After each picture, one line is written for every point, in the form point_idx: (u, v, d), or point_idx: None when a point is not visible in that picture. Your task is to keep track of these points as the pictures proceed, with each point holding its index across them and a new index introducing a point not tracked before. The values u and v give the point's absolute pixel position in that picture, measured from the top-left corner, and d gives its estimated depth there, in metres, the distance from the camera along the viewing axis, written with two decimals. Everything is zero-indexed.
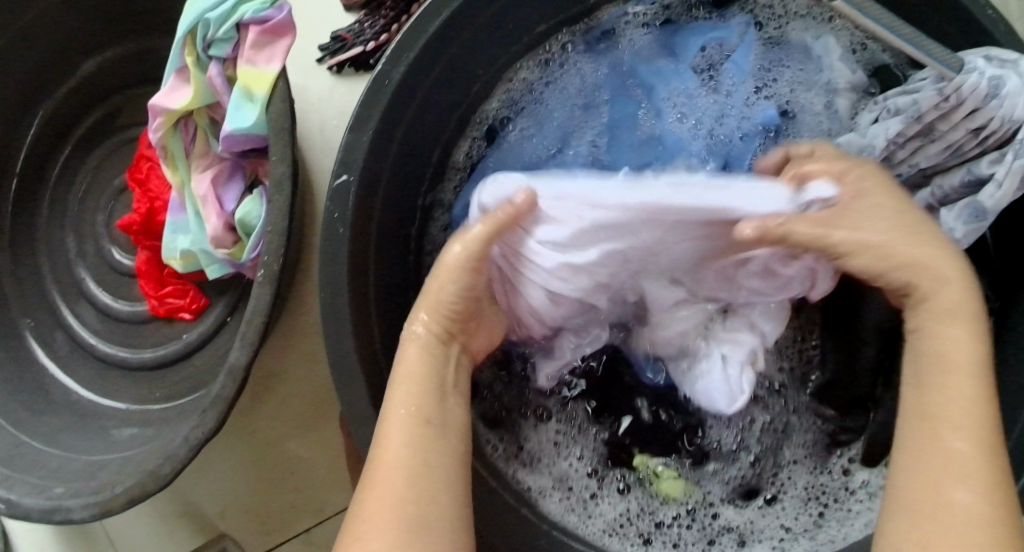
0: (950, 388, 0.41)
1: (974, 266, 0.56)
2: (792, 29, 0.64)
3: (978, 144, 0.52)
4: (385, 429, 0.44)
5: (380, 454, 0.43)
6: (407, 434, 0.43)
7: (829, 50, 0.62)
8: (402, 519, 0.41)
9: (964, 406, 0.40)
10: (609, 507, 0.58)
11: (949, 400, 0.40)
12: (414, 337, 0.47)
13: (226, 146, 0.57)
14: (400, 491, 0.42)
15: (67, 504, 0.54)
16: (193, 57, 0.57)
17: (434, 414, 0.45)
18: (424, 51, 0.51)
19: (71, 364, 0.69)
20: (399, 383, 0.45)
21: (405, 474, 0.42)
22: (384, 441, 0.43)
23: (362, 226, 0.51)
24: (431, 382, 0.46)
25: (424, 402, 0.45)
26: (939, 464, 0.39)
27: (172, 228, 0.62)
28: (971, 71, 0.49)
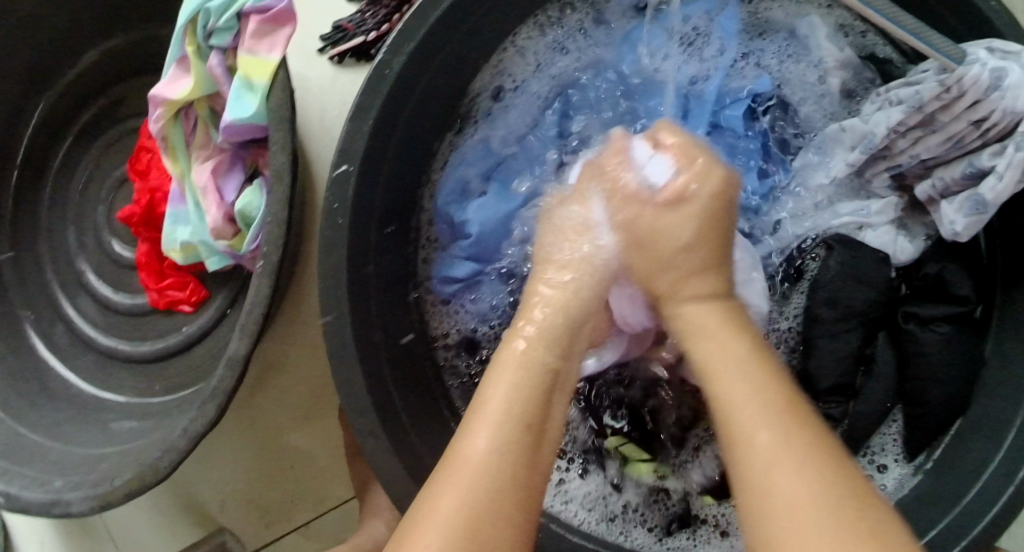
0: (743, 396, 0.42)
1: (961, 264, 0.55)
2: (781, 9, 0.63)
3: (980, 136, 0.52)
4: (478, 419, 0.44)
5: (462, 453, 0.42)
6: (498, 437, 0.42)
7: (815, 29, 0.61)
8: (487, 516, 0.40)
9: (763, 404, 0.41)
10: (580, 487, 0.59)
11: (743, 404, 0.41)
12: (518, 352, 0.47)
13: (226, 136, 0.56)
14: (481, 485, 0.40)
15: (66, 497, 0.54)
16: (194, 47, 0.57)
17: (534, 422, 0.44)
18: (425, 39, 0.50)
19: (72, 357, 0.69)
20: (497, 383, 0.45)
21: (496, 481, 0.41)
22: (469, 440, 0.43)
23: (362, 216, 0.51)
24: (533, 393, 0.45)
25: (525, 403, 0.45)
26: (762, 467, 0.39)
27: (172, 220, 0.61)
28: (972, 63, 0.49)
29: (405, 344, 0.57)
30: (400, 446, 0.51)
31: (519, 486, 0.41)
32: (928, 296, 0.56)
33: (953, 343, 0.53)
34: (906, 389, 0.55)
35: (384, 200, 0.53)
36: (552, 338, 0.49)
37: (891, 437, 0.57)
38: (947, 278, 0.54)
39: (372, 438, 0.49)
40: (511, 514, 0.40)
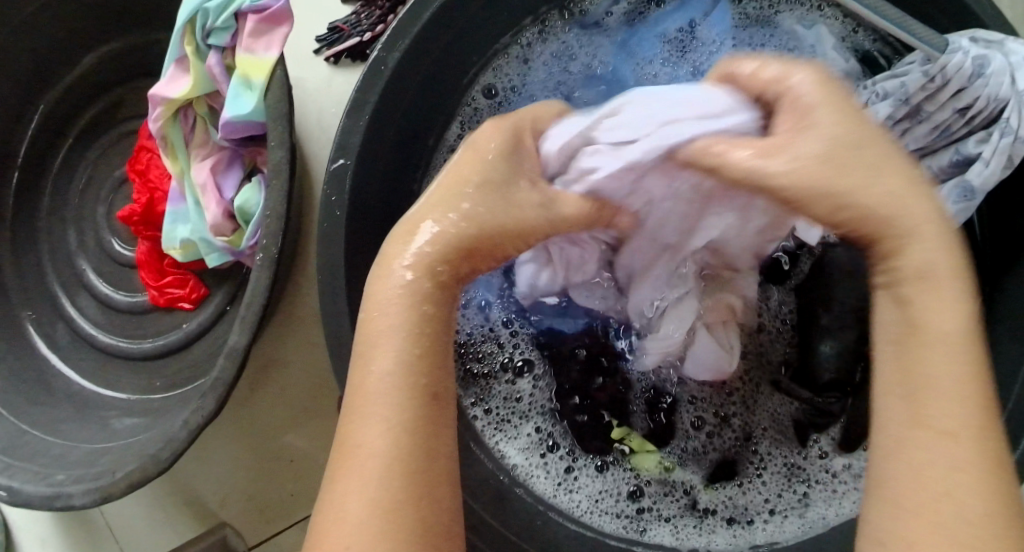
0: (937, 356, 0.36)
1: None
2: (786, 13, 0.63)
3: (964, 124, 0.53)
4: (366, 403, 0.39)
5: (357, 442, 0.38)
6: (391, 419, 0.38)
7: (822, 40, 0.61)
8: (391, 502, 0.37)
9: (959, 378, 0.36)
10: (588, 482, 0.55)
11: (935, 360, 0.36)
12: (398, 302, 0.40)
13: (224, 135, 0.57)
14: (375, 477, 0.37)
15: (68, 490, 0.55)
16: (192, 46, 0.58)
17: (432, 391, 0.39)
18: (418, 37, 0.52)
19: (72, 356, 0.70)
20: (381, 354, 0.39)
21: (394, 468, 0.37)
22: (361, 426, 0.38)
23: (359, 209, 0.52)
24: (426, 352, 0.40)
25: (412, 378, 0.39)
26: (940, 436, 0.35)
27: (172, 219, 0.62)
28: (955, 51, 0.50)
29: None
30: None
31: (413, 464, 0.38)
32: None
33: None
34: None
35: (380, 194, 0.54)
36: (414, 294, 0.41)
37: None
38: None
39: None
40: (423, 505, 0.37)
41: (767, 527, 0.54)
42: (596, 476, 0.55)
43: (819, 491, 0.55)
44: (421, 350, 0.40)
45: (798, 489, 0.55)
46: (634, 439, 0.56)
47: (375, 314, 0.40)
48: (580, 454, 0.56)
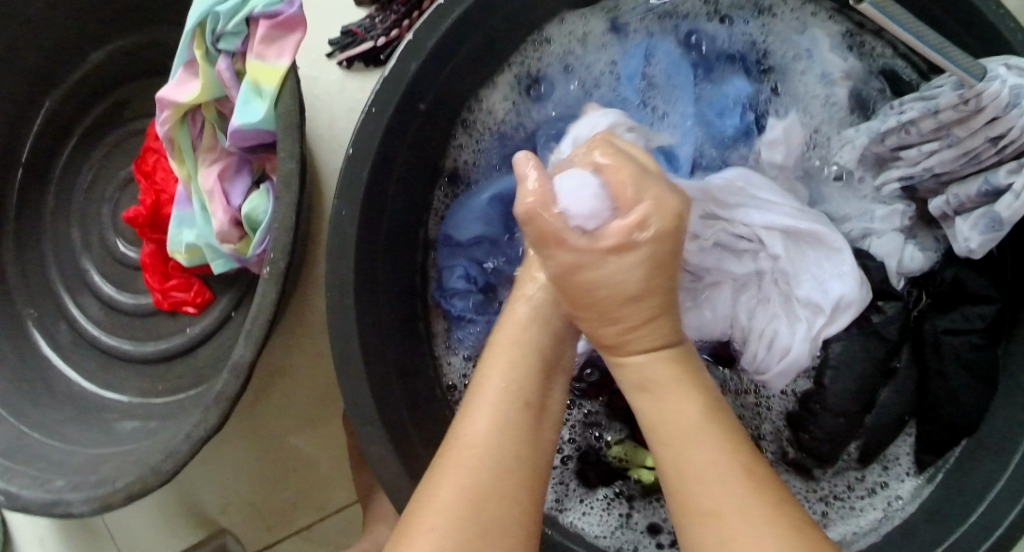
0: (668, 406, 0.43)
1: (976, 269, 0.55)
2: (781, 21, 0.62)
3: (995, 153, 0.51)
4: (476, 403, 0.44)
5: (460, 437, 0.43)
6: (498, 419, 0.43)
7: (817, 43, 0.61)
8: (482, 498, 0.41)
9: (684, 421, 0.42)
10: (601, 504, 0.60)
11: (669, 416, 0.43)
12: (514, 321, 0.47)
13: (234, 141, 0.56)
14: (487, 469, 0.42)
15: (68, 497, 0.54)
16: (203, 50, 0.57)
17: (532, 406, 0.45)
18: (432, 52, 0.50)
19: (74, 355, 0.69)
20: (491, 369, 0.45)
21: (485, 464, 0.42)
22: (465, 425, 0.43)
23: (370, 223, 0.51)
24: (525, 372, 0.45)
25: (531, 387, 0.45)
26: (687, 440, 0.42)
27: (178, 221, 0.62)
28: (993, 79, 0.48)
29: (411, 353, 0.57)
30: (405, 456, 0.51)
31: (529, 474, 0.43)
32: (945, 303, 0.56)
33: (981, 357, 0.54)
34: (927, 412, 0.56)
35: (390, 210, 0.53)
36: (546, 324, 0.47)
37: (904, 449, 0.59)
38: (965, 282, 0.55)
39: (377, 445, 0.49)
40: (511, 492, 0.42)
41: None
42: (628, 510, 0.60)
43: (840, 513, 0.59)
44: (522, 380, 0.45)
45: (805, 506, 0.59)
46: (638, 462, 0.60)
47: (507, 329, 0.47)
48: (587, 473, 0.61)
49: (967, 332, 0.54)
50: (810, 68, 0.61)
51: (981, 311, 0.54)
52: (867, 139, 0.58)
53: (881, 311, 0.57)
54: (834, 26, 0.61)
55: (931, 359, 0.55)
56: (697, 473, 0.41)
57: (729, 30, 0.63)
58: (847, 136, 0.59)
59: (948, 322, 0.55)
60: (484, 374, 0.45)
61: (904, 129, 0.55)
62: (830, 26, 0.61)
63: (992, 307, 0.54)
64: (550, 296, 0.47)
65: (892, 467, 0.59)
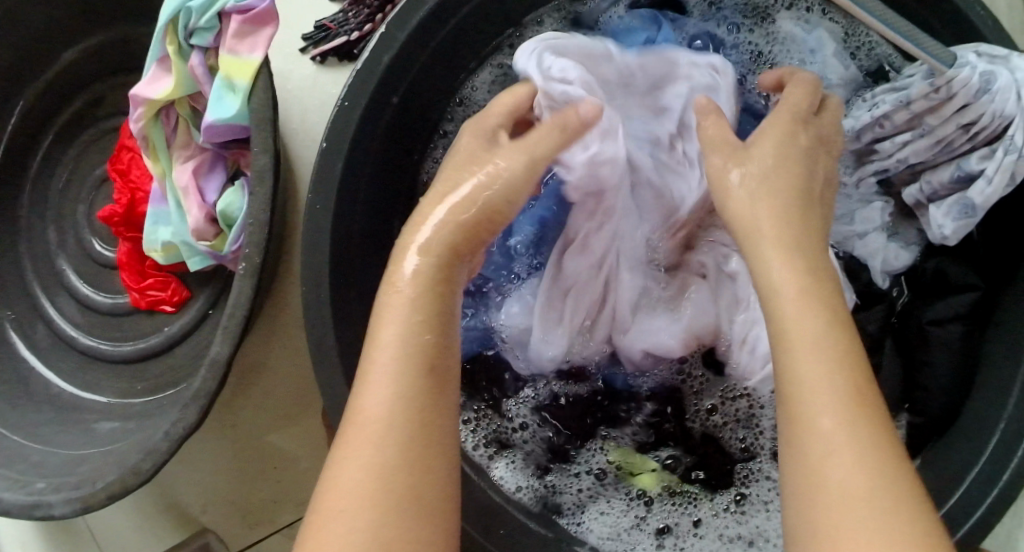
0: (800, 335, 0.37)
1: (957, 258, 0.55)
2: (783, 19, 0.62)
3: (968, 140, 0.52)
4: (371, 372, 0.38)
5: (357, 409, 0.37)
6: (387, 387, 0.37)
7: (822, 43, 0.61)
8: (386, 473, 0.35)
9: (823, 361, 0.36)
10: (595, 505, 0.59)
11: (797, 348, 0.37)
12: (400, 294, 0.40)
13: (207, 137, 0.56)
14: (379, 446, 0.36)
15: (47, 499, 0.53)
16: (175, 46, 0.56)
17: (439, 350, 0.39)
18: (405, 44, 0.50)
19: (53, 357, 0.68)
20: (389, 315, 0.40)
21: (390, 434, 0.36)
22: (362, 396, 0.38)
23: (345, 216, 0.51)
24: (421, 327, 0.39)
25: (418, 340, 0.39)
26: (810, 374, 0.36)
27: (153, 219, 0.61)
28: (963, 66, 0.48)
29: None
30: None
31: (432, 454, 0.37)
32: (928, 293, 0.56)
33: (964, 346, 0.53)
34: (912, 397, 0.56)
35: (365, 203, 0.53)
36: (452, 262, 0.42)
37: None
38: (945, 271, 0.55)
39: None
40: (421, 451, 0.37)
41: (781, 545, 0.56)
42: (622, 507, 0.59)
43: None
44: (420, 327, 0.39)
45: None
46: (626, 463, 0.61)
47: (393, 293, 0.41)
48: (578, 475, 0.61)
49: (951, 322, 0.54)
50: (807, 70, 0.61)
51: (962, 300, 0.54)
52: (843, 140, 0.58)
53: (868, 309, 0.59)
54: (834, 25, 0.61)
55: (916, 350, 0.56)
56: (835, 450, 0.34)
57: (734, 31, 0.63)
58: None
59: (932, 312, 0.55)
60: (381, 331, 0.39)
61: (878, 122, 0.55)
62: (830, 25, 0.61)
63: (974, 295, 0.53)
64: (460, 231, 0.43)
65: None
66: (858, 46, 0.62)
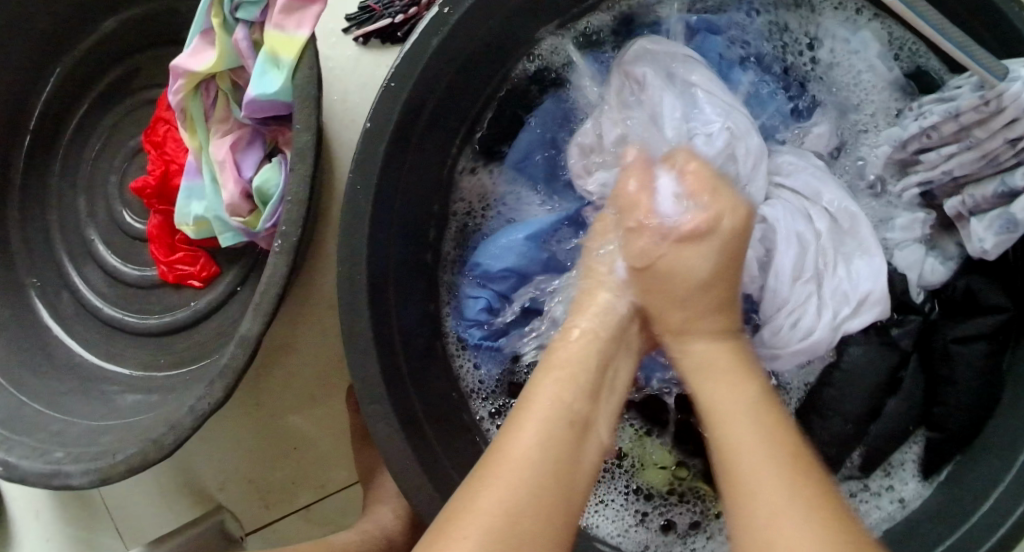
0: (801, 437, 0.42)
1: (990, 278, 0.55)
2: (829, 19, 0.61)
3: (1015, 155, 0.50)
4: (526, 422, 0.43)
5: (507, 454, 0.41)
6: (538, 444, 0.41)
7: (866, 46, 0.59)
8: (508, 535, 0.37)
9: (812, 435, 0.42)
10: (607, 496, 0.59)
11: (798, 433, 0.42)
12: (570, 341, 0.48)
13: (248, 113, 0.56)
14: (530, 486, 0.40)
15: (67, 469, 0.53)
16: (219, 19, 0.56)
17: (583, 420, 0.44)
18: (455, 28, 0.49)
19: (76, 326, 0.68)
20: (542, 389, 0.45)
21: (528, 486, 0.40)
22: (510, 442, 0.42)
23: (385, 200, 0.50)
24: (584, 391, 0.46)
25: (583, 400, 0.45)
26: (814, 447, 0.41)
27: (187, 193, 0.61)
28: (1014, 80, 0.47)
29: (420, 336, 0.57)
30: (411, 436, 0.50)
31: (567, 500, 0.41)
32: (958, 311, 0.55)
33: (987, 364, 0.53)
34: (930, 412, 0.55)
35: (404, 186, 0.52)
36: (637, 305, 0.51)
37: (911, 454, 0.58)
38: (976, 290, 0.54)
39: (384, 423, 0.49)
40: (546, 506, 0.40)
41: None
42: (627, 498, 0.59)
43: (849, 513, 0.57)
44: (565, 396, 0.44)
45: None
46: (643, 452, 0.60)
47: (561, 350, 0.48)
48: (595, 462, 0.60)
49: (974, 341, 0.53)
50: (854, 73, 0.61)
51: (987, 321, 0.54)
52: (890, 147, 0.58)
53: (900, 324, 0.57)
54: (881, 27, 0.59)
55: (939, 364, 0.55)
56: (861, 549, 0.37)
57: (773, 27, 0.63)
58: (874, 144, 0.60)
59: (958, 330, 0.54)
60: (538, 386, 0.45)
61: (925, 133, 0.54)
62: (877, 27, 0.59)
63: (1002, 316, 0.53)
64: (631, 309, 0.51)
65: (897, 470, 0.58)
66: (903, 49, 0.60)
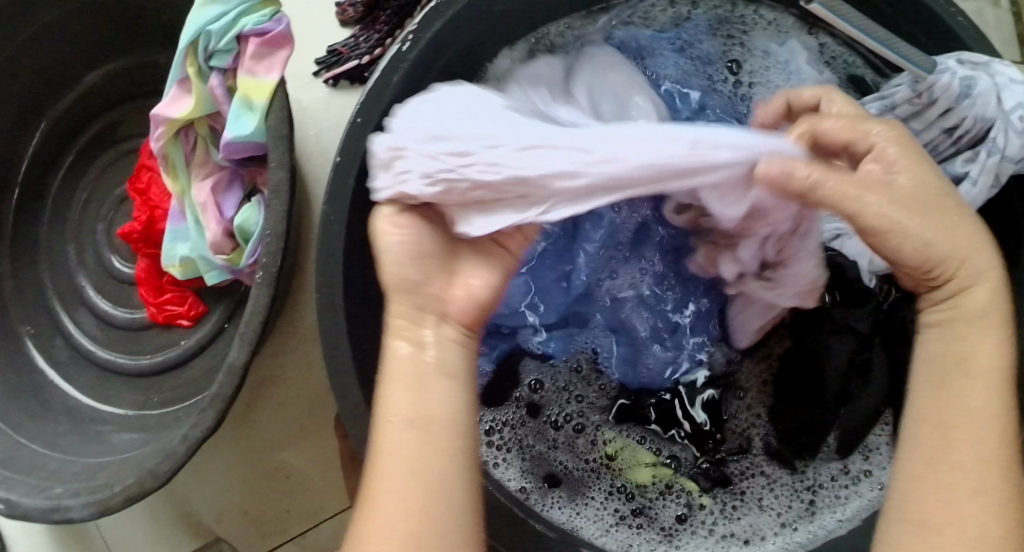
0: (975, 343, 0.43)
1: None
2: (759, 33, 0.64)
3: (952, 143, 0.54)
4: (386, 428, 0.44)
5: (378, 475, 0.43)
6: (405, 452, 0.43)
7: (795, 55, 0.63)
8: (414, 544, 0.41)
9: (988, 356, 0.43)
10: (591, 501, 0.60)
11: (977, 351, 0.43)
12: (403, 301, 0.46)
13: (225, 154, 0.58)
14: (396, 522, 0.41)
15: (66, 503, 0.54)
16: (194, 68, 0.59)
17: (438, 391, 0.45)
18: (416, 63, 0.52)
19: (70, 370, 0.70)
20: (393, 389, 0.45)
21: (408, 489, 0.42)
22: (379, 461, 0.43)
23: (357, 230, 0.52)
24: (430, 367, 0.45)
25: (415, 413, 0.44)
26: (970, 351, 0.43)
27: (172, 236, 0.63)
28: (943, 72, 0.51)
29: None
30: None
31: (439, 509, 0.42)
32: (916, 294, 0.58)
33: None
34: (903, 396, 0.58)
35: None
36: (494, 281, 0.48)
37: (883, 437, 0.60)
38: None
39: (367, 442, 0.51)
40: (426, 497, 0.42)
41: (776, 539, 0.59)
42: (607, 497, 0.61)
43: (824, 498, 0.60)
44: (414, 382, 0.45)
45: (791, 497, 0.60)
46: (626, 455, 0.62)
47: (398, 376, 0.45)
48: (576, 469, 0.62)
49: None
50: (785, 84, 0.63)
51: None
52: None
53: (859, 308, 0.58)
54: (809, 38, 0.63)
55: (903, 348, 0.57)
56: (969, 461, 0.42)
57: (711, 40, 0.65)
58: None
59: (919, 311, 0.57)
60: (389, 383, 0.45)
61: None
62: (806, 38, 0.63)
63: None
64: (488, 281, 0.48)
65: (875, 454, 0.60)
66: (834, 57, 0.64)
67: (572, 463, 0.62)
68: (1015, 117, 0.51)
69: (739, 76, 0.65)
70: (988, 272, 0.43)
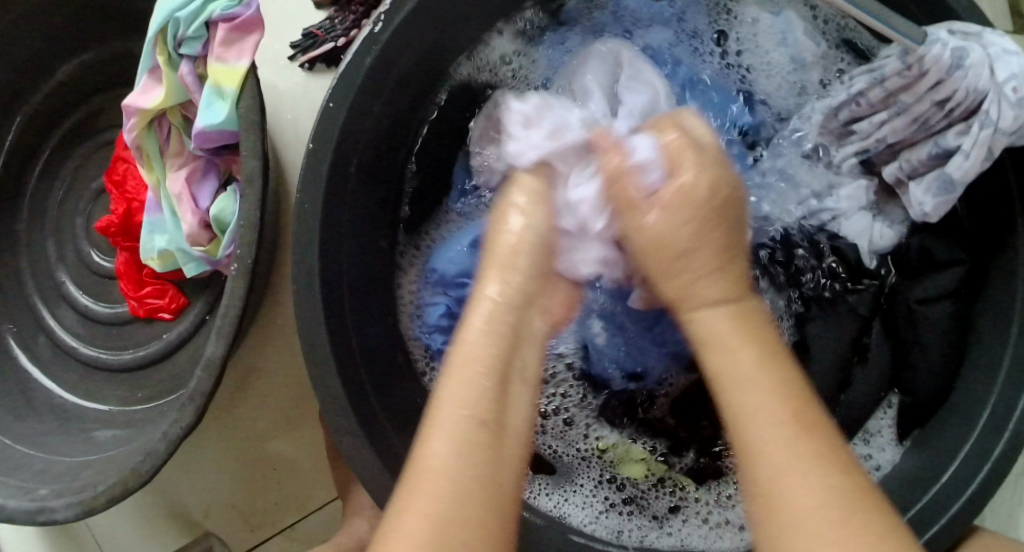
0: (727, 355, 0.42)
1: (942, 236, 0.55)
2: (752, 2, 0.62)
3: (944, 116, 0.52)
4: (437, 415, 0.40)
5: (422, 460, 0.39)
6: (458, 437, 0.39)
7: (791, 25, 0.61)
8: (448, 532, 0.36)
9: (744, 360, 0.41)
10: (582, 490, 0.60)
11: (726, 365, 0.41)
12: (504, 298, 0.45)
13: (198, 143, 0.57)
14: (447, 496, 0.37)
15: (51, 504, 0.54)
16: (164, 56, 0.58)
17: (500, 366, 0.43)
18: (388, 45, 0.51)
19: (54, 367, 0.69)
20: (463, 369, 0.42)
21: (462, 480, 0.38)
22: (428, 445, 0.39)
23: (333, 219, 0.51)
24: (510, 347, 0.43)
25: (488, 391, 0.41)
26: (730, 359, 0.41)
27: (149, 228, 0.62)
28: (933, 43, 0.49)
29: (382, 347, 0.58)
30: (377, 445, 0.51)
31: (497, 517, 0.38)
32: (914, 272, 0.56)
33: (953, 320, 0.54)
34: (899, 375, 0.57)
35: (351, 202, 0.54)
36: (536, 247, 0.47)
37: (886, 421, 0.59)
38: (931, 250, 0.55)
39: (348, 434, 0.50)
40: (487, 497, 0.38)
41: None
42: (597, 485, 0.60)
43: None
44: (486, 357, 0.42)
45: None
46: (619, 447, 0.61)
47: (460, 356, 0.43)
48: (566, 457, 0.61)
49: (937, 301, 0.54)
50: (776, 55, 0.62)
51: (947, 277, 0.54)
52: (822, 114, 0.58)
53: (857, 291, 0.57)
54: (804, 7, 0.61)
55: (904, 329, 0.56)
56: (785, 475, 0.37)
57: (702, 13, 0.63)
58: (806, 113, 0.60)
59: (919, 292, 0.55)
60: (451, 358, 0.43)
61: (855, 101, 0.55)
62: (801, 7, 0.61)
63: (961, 269, 0.54)
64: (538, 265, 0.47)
65: (875, 438, 0.58)
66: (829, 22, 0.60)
67: (562, 453, 0.61)
68: (1008, 89, 0.49)
69: (729, 49, 0.63)
70: (719, 278, 0.45)
